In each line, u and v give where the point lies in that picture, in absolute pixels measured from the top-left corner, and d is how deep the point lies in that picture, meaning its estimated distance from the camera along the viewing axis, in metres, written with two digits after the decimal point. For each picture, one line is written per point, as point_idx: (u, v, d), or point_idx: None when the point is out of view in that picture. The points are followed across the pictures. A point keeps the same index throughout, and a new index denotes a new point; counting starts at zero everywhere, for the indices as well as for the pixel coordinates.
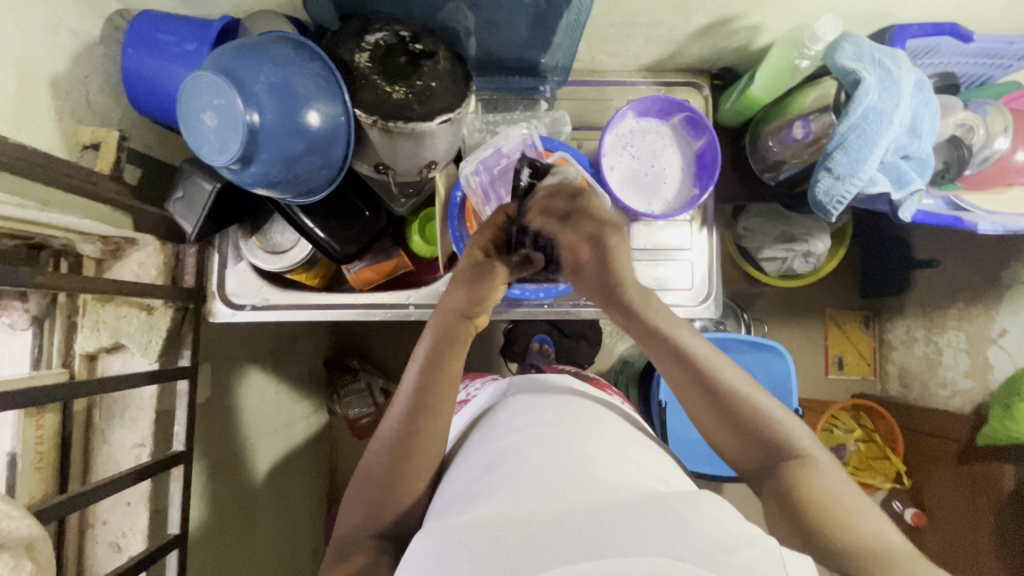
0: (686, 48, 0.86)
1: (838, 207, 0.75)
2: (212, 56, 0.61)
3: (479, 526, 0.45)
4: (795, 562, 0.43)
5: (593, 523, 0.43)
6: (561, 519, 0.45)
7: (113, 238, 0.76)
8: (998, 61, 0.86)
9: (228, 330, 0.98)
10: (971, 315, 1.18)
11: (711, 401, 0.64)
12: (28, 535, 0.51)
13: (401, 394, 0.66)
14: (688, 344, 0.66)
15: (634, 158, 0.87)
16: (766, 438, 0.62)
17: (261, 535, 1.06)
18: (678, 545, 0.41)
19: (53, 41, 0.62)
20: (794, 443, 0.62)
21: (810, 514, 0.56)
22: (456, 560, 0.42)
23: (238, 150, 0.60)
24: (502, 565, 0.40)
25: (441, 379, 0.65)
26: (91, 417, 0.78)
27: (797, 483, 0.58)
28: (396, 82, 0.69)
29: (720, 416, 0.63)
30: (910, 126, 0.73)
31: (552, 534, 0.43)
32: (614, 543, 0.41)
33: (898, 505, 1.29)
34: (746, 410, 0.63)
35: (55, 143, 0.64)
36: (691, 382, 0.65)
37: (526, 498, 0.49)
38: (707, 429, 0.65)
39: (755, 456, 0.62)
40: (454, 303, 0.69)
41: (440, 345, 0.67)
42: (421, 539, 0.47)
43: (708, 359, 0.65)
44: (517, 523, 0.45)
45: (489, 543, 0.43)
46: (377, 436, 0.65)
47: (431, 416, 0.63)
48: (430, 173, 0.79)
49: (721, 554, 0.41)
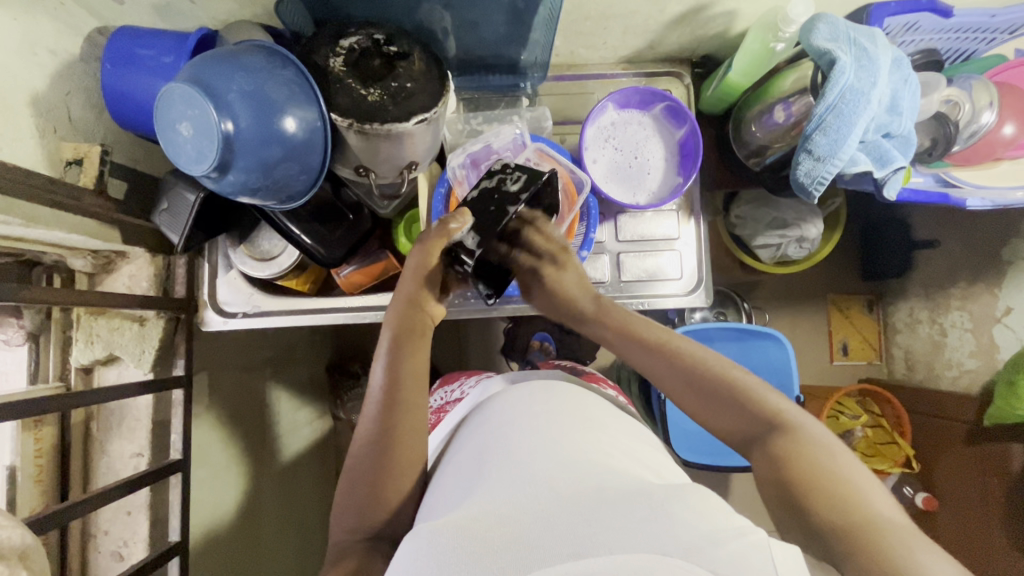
0: (664, 37, 0.85)
1: (819, 187, 0.75)
2: (186, 67, 0.62)
3: (467, 525, 0.45)
4: (785, 550, 0.42)
5: (581, 519, 0.43)
6: (550, 516, 0.44)
7: (103, 252, 0.77)
8: (982, 34, 0.84)
9: (223, 337, 0.99)
10: (973, 294, 1.17)
11: (678, 376, 0.64)
12: (20, 544, 0.52)
13: (370, 397, 0.64)
14: (641, 328, 0.69)
15: (617, 149, 0.87)
16: (745, 408, 0.61)
17: (267, 542, 1.07)
18: (668, 541, 0.40)
19: (32, 60, 0.64)
20: (773, 409, 0.60)
21: (791, 480, 0.55)
22: (444, 563, 0.42)
23: (215, 159, 0.61)
24: (492, 566, 0.40)
25: (410, 371, 0.64)
26: (89, 428, 0.80)
27: (784, 451, 0.57)
28: (371, 85, 0.70)
29: (698, 395, 0.63)
30: (889, 104, 0.72)
31: (540, 531, 0.42)
32: (604, 539, 0.40)
33: (908, 489, 1.24)
34: (716, 381, 0.63)
35: (37, 160, 0.65)
36: (657, 365, 0.66)
37: (514, 492, 0.49)
38: (690, 408, 0.65)
39: (740, 429, 0.61)
40: (407, 291, 0.68)
41: (400, 337, 0.65)
42: (410, 540, 0.47)
43: (662, 336, 0.67)
44: (505, 522, 0.44)
45: (479, 541, 0.42)
46: (352, 444, 0.64)
47: (405, 412, 0.63)
48: (410, 175, 0.78)
49: (712, 547, 0.40)
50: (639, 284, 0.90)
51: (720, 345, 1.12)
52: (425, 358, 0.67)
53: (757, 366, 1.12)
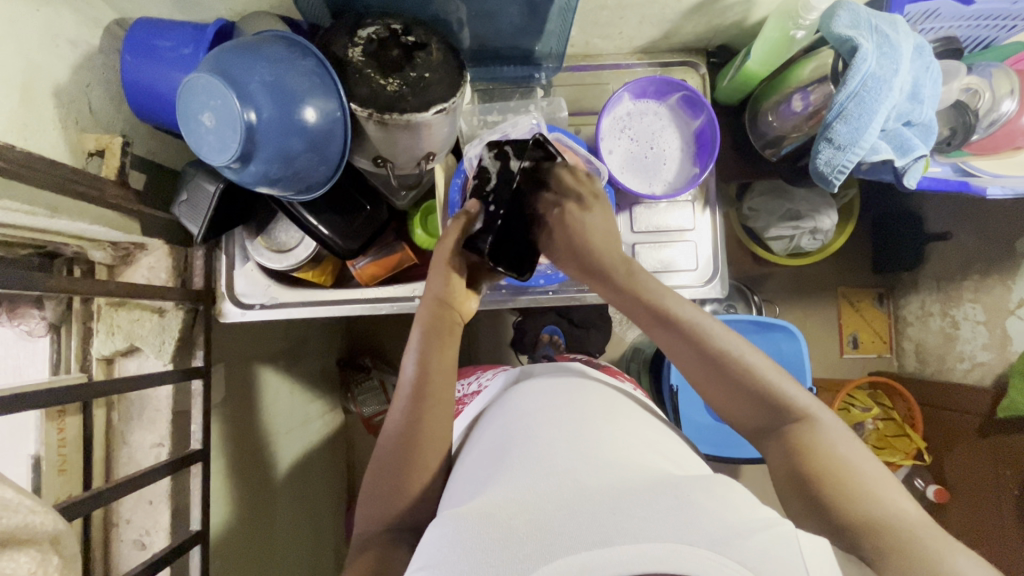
0: (681, 26, 0.85)
1: (839, 176, 0.75)
2: (207, 57, 0.62)
3: (494, 512, 0.45)
4: (812, 545, 0.43)
5: (607, 509, 0.43)
6: (579, 506, 0.44)
7: (122, 244, 0.77)
8: (1000, 22, 0.83)
9: (238, 331, 0.99)
10: (987, 287, 1.16)
11: (701, 361, 0.63)
12: (52, 530, 0.52)
13: (400, 394, 0.65)
14: (670, 306, 0.67)
15: (633, 140, 0.87)
16: (767, 399, 0.61)
17: (282, 533, 1.08)
18: (694, 530, 0.40)
19: (54, 51, 0.64)
20: (795, 403, 0.60)
21: (810, 479, 0.55)
22: (473, 548, 0.42)
23: (237, 150, 0.61)
24: (520, 551, 0.40)
25: (439, 364, 0.66)
26: (111, 418, 0.81)
27: (802, 446, 0.57)
28: (390, 76, 0.70)
29: (721, 382, 0.62)
30: (911, 92, 0.71)
31: (567, 518, 0.42)
32: (632, 528, 0.40)
33: (920, 482, 1.26)
34: (737, 371, 0.62)
35: (60, 151, 0.65)
36: (679, 345, 0.65)
37: (541, 480, 0.49)
38: (706, 392, 0.65)
39: (755, 413, 0.61)
40: (434, 290, 0.72)
41: (431, 334, 0.68)
42: (434, 527, 0.47)
43: (697, 322, 0.65)
44: (531, 511, 0.44)
45: (505, 529, 0.42)
46: (382, 435, 0.65)
47: (434, 407, 0.64)
48: (428, 165, 0.79)
49: (738, 538, 0.40)
50: (655, 275, 0.89)
51: None
52: (453, 352, 0.68)
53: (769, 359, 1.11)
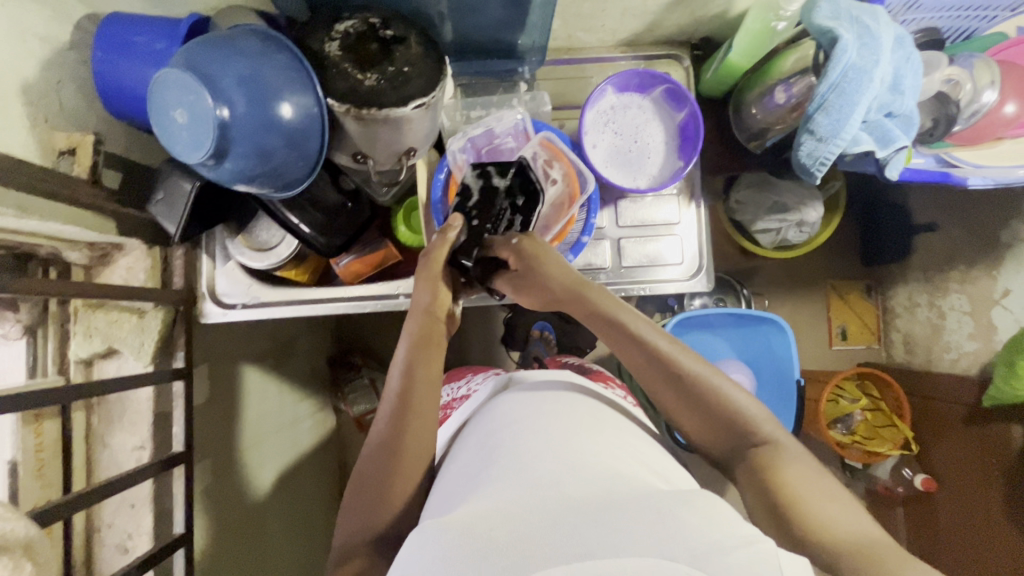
0: (663, 19, 0.84)
1: (822, 168, 0.75)
2: (180, 52, 0.61)
3: (472, 526, 0.44)
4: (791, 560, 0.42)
5: (586, 524, 0.42)
6: (558, 520, 0.43)
7: (99, 244, 0.76)
8: (984, 12, 0.85)
9: (223, 330, 0.98)
10: (972, 277, 1.16)
11: (666, 380, 0.63)
12: (24, 536, 0.51)
13: (386, 401, 0.64)
14: (636, 328, 0.66)
15: (617, 134, 0.86)
16: (730, 422, 0.62)
17: (271, 535, 1.07)
18: (672, 546, 0.40)
19: (22, 48, 0.63)
20: (757, 428, 0.61)
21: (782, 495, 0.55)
22: (450, 561, 0.41)
23: (211, 147, 0.60)
24: (495, 566, 0.39)
25: (425, 376, 0.65)
26: (90, 421, 0.79)
27: (766, 468, 0.58)
28: (367, 70, 0.68)
29: (685, 403, 0.63)
30: (892, 83, 0.71)
31: (545, 534, 0.42)
32: (610, 544, 0.40)
33: (908, 471, 1.24)
34: (701, 391, 0.62)
35: (29, 149, 0.64)
36: (643, 363, 0.64)
37: (523, 493, 0.48)
38: (670, 411, 0.65)
39: (717, 436, 0.62)
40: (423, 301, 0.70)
41: (419, 345, 0.67)
42: (415, 536, 0.47)
43: (663, 343, 0.64)
44: (512, 523, 0.43)
45: (482, 544, 0.42)
46: (366, 444, 0.64)
47: (418, 416, 0.63)
48: (409, 161, 0.78)
49: (718, 554, 0.40)
50: (641, 270, 0.89)
51: (719, 332, 1.13)
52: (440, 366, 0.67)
53: (757, 352, 1.12)
